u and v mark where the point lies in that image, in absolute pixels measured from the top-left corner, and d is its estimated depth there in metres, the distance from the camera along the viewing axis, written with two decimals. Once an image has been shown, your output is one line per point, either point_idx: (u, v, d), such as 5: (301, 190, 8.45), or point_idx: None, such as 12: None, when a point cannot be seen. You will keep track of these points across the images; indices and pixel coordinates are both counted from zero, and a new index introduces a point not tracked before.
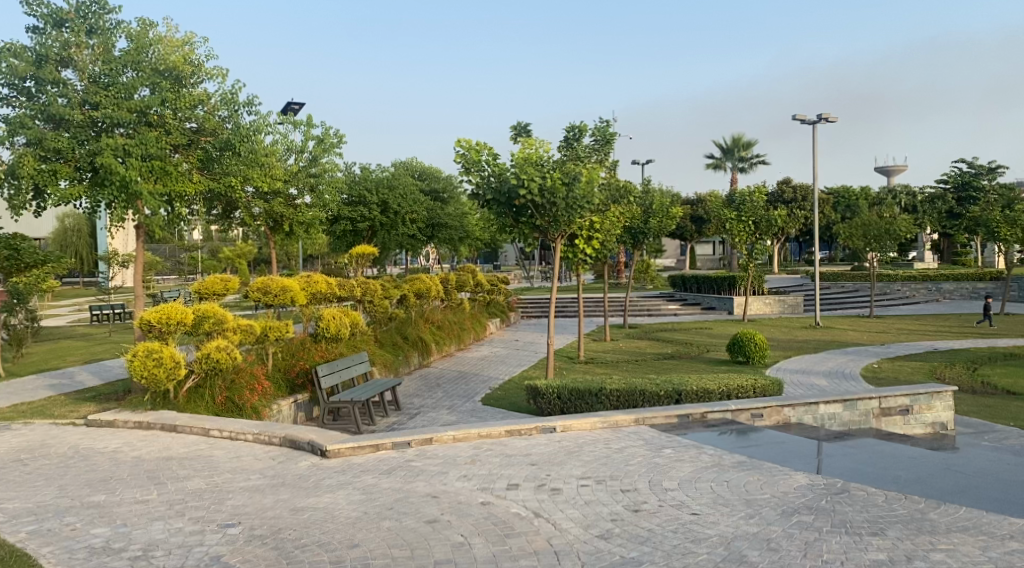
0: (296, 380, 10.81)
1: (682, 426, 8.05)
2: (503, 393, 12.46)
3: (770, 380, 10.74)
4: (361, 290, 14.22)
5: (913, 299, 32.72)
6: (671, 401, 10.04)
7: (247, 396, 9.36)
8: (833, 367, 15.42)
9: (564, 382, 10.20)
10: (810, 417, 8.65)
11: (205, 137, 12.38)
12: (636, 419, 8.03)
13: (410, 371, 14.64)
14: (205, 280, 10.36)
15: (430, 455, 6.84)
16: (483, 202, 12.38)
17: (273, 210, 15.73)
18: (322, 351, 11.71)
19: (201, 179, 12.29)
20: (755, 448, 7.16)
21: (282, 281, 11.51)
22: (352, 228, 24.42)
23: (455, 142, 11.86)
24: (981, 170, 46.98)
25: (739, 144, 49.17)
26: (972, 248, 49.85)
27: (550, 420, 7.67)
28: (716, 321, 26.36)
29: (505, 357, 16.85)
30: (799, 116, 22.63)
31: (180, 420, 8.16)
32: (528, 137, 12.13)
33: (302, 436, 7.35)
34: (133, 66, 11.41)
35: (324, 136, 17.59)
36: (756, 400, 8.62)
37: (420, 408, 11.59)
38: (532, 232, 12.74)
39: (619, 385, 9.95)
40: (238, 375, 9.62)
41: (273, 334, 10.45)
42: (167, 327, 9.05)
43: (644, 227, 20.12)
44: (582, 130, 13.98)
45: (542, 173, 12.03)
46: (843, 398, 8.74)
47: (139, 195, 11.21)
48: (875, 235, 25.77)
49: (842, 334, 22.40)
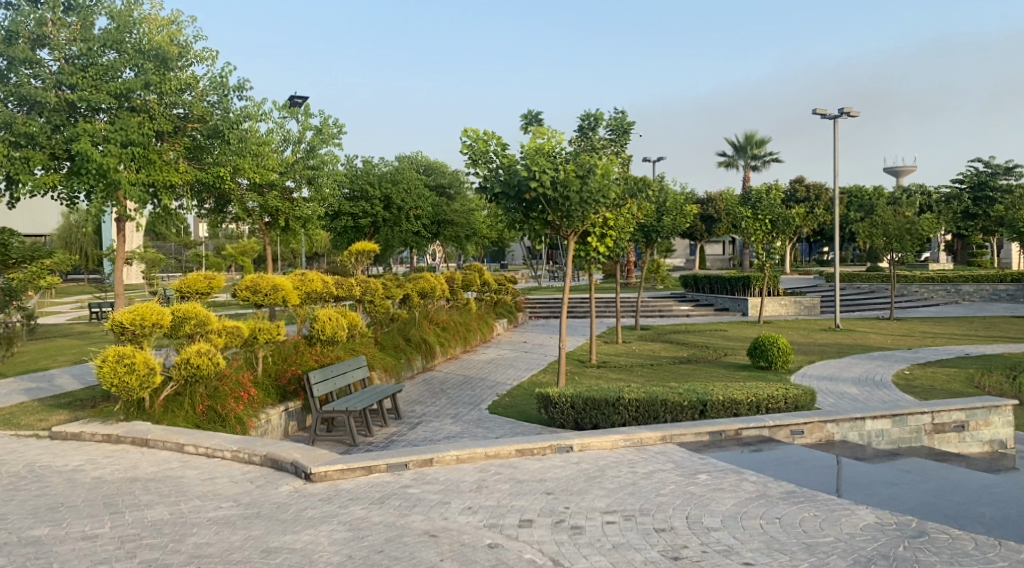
0: (288, 387, 9.96)
1: (714, 444, 7.17)
2: (512, 401, 11.61)
3: (802, 389, 9.84)
4: (360, 290, 13.35)
5: (932, 301, 31.72)
6: (695, 413, 9.17)
7: (231, 406, 8.55)
8: (861, 373, 14.53)
9: (578, 391, 9.46)
10: (856, 434, 7.76)
11: (192, 123, 11.61)
12: (663, 437, 7.14)
13: (411, 375, 13.77)
14: (186, 278, 9.50)
15: (430, 480, 5.97)
16: (492, 196, 11.50)
17: (268, 204, 14.89)
18: (317, 354, 10.83)
19: (189, 168, 11.52)
20: (803, 473, 6.30)
21: (272, 279, 10.62)
22: (353, 224, 23.56)
23: (462, 131, 10.99)
24: (997, 170, 45.90)
25: (751, 142, 48.20)
26: (988, 248, 48.79)
27: (566, 438, 6.79)
28: (732, 322, 25.43)
29: (514, 360, 15.99)
30: (819, 109, 21.68)
31: (153, 434, 7.32)
32: (540, 126, 11.23)
33: (285, 456, 6.49)
34: (115, 46, 10.66)
35: (321, 127, 16.73)
36: (795, 414, 7.76)
37: (422, 417, 10.74)
38: (543, 228, 11.81)
39: (638, 394, 9.16)
40: (222, 383, 8.80)
41: (262, 336, 9.61)
42: (142, 329, 8.18)
43: (657, 225, 19.23)
44: (598, 119, 13.15)
45: (554, 165, 11.12)
46: (892, 413, 7.85)
47: (119, 185, 10.38)
48: (896, 235, 24.68)
49: (864, 337, 21.48)
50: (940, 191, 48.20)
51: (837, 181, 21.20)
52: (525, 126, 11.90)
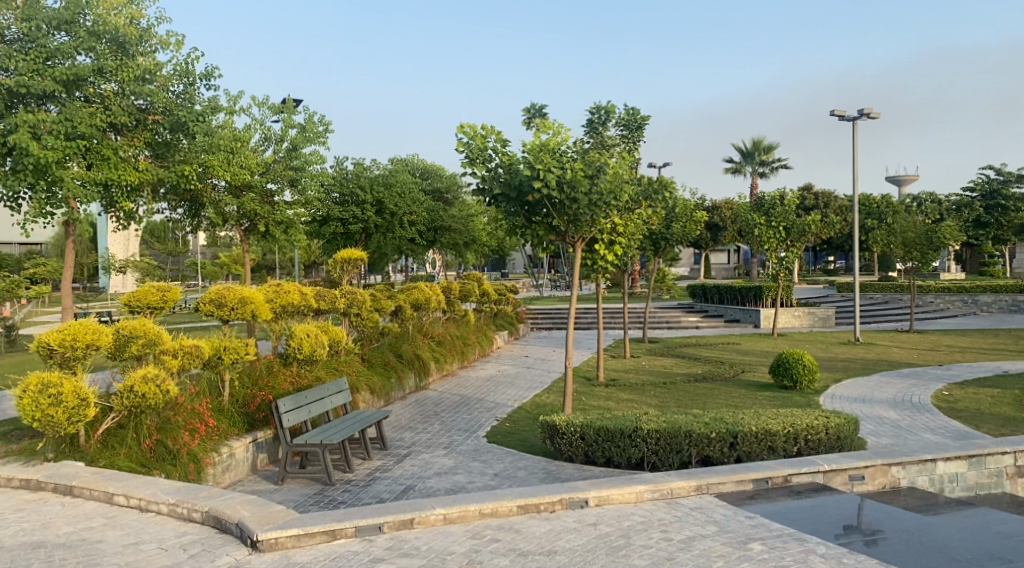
0: (256, 415, 8.69)
1: (759, 495, 5.93)
2: (514, 427, 10.36)
3: (846, 418, 8.56)
4: (347, 301, 12.07)
5: (950, 313, 30.41)
6: (724, 448, 7.95)
7: (184, 440, 7.28)
8: (896, 394, 13.23)
9: (589, 420, 8.36)
10: (926, 479, 6.49)
11: (154, 115, 10.84)
12: (699, 487, 5.88)
13: (403, 396, 12.50)
14: (135, 291, 8.25)
15: (407, 552, 4.74)
16: (490, 198, 10.22)
17: (246, 207, 13.72)
18: (293, 377, 9.51)
19: (150, 167, 10.72)
20: (884, 550, 5.10)
21: (241, 290, 9.32)
22: (344, 230, 22.25)
23: (457, 126, 9.69)
24: (1009, 177, 44.68)
25: (759, 148, 46.95)
26: (1000, 257, 47.58)
27: (580, 491, 5.54)
28: (745, 335, 24.10)
29: (516, 377, 14.71)
30: (839, 110, 20.44)
31: (78, 480, 6.04)
32: (545, 120, 9.99)
33: (230, 515, 5.23)
34: (66, 28, 9.96)
35: (305, 123, 15.49)
36: (853, 456, 6.50)
37: (411, 447, 9.45)
38: (547, 234, 10.55)
39: (658, 425, 7.99)
40: (174, 412, 7.52)
41: (228, 356, 8.32)
42: (74, 352, 6.93)
43: (666, 233, 18.03)
44: (609, 112, 11.90)
45: (561, 163, 9.84)
46: (968, 454, 6.58)
47: (63, 182, 9.62)
48: (918, 243, 23.17)
49: (887, 351, 20.18)
50: (951, 199, 47.00)
51: (859, 184, 19.88)
52: (527, 120, 10.61)
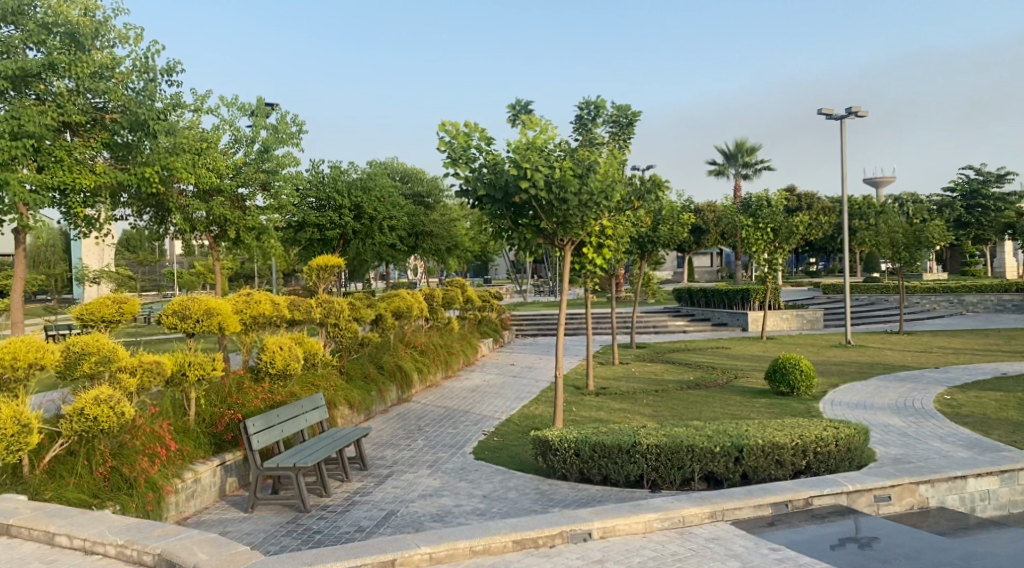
0: (224, 435, 8.05)
1: (778, 521, 5.44)
2: (503, 442, 9.76)
3: (856, 427, 8.01)
4: (323, 310, 11.43)
5: (936, 314, 30.07)
6: (728, 463, 7.40)
7: (141, 467, 6.61)
8: (896, 399, 12.73)
9: (583, 435, 7.80)
10: (956, 498, 5.99)
11: (111, 114, 10.91)
12: (713, 514, 5.38)
13: (385, 410, 11.87)
14: (88, 303, 7.58)
15: None
16: (474, 199, 9.60)
17: (216, 212, 13.15)
18: (266, 393, 8.85)
19: (106, 171, 10.67)
20: None
21: (206, 301, 8.66)
22: (320, 235, 21.49)
23: (439, 123, 9.07)
24: (988, 177, 44.63)
25: (742, 149, 46.68)
26: (981, 257, 47.51)
27: (582, 523, 5.05)
28: (733, 339, 23.63)
29: (501, 387, 14.11)
30: (826, 108, 20.02)
31: (14, 518, 5.34)
32: (530, 117, 9.40)
33: (185, 559, 4.66)
34: (13, 19, 10.26)
35: (277, 124, 14.85)
36: (877, 474, 6.00)
37: (394, 466, 8.85)
38: (535, 237, 9.96)
39: (658, 439, 7.44)
40: (132, 436, 6.85)
41: (193, 372, 7.66)
42: (14, 373, 6.26)
43: (652, 235, 17.52)
44: (599, 107, 11.33)
45: (549, 162, 9.25)
46: (1000, 470, 6.08)
47: (11, 184, 9.70)
48: (906, 244, 22.74)
49: (879, 353, 19.79)
50: (932, 199, 46.87)
51: (847, 183, 19.45)
52: (513, 118, 9.98)
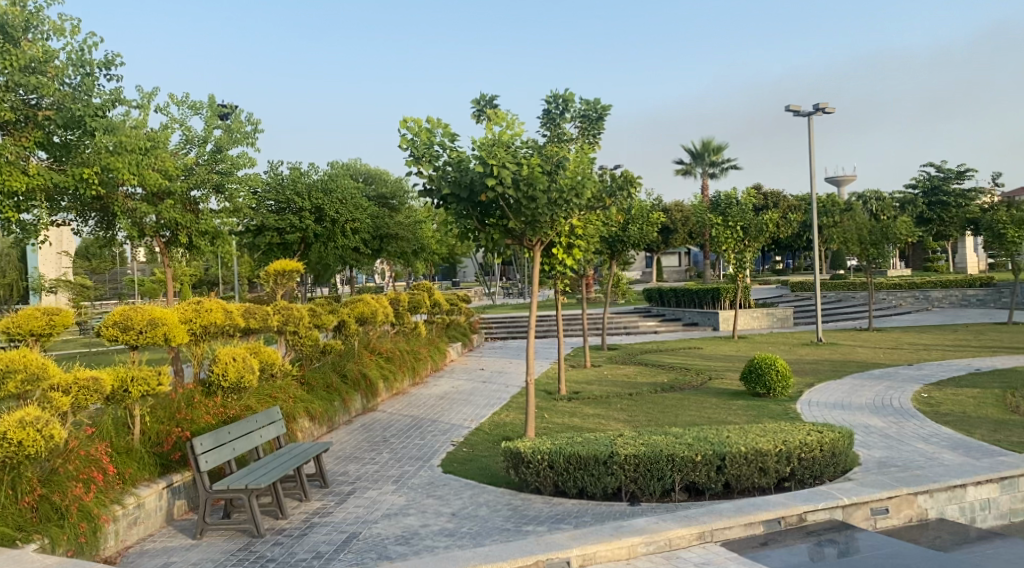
0: (172, 455, 7.44)
1: (772, 541, 5.03)
2: (472, 453, 9.25)
3: (841, 431, 7.64)
4: (281, 317, 10.83)
5: (903, 310, 30.13)
6: (710, 472, 7.00)
7: (73, 494, 6.03)
8: (874, 398, 12.46)
9: (556, 446, 7.33)
10: (956, 508, 5.64)
11: (46, 111, 10.45)
12: (701, 535, 4.97)
13: (347, 420, 11.31)
14: (15, 315, 6.95)
15: None
16: (438, 199, 9.09)
17: (165, 215, 12.53)
18: (218, 407, 8.25)
19: (41, 170, 10.18)
20: None
21: (150, 310, 8.04)
22: (280, 239, 20.83)
23: (400, 119, 8.56)
24: (949, 174, 45.08)
25: (708, 149, 46.65)
26: (943, 253, 48.01)
27: (561, 551, 4.62)
28: (705, 338, 23.35)
29: (471, 393, 13.62)
30: (793, 105, 19.83)
31: None
32: (496, 111, 8.91)
33: None
34: None
35: (231, 123, 14.20)
36: (873, 484, 5.63)
37: (357, 481, 8.32)
38: (503, 238, 9.48)
39: (636, 449, 7.01)
40: (63, 462, 6.27)
41: (137, 388, 7.05)
42: None
43: (622, 235, 17.15)
44: (567, 100, 10.87)
45: (516, 159, 8.78)
46: (1000, 476, 5.74)
47: None
48: (873, 240, 22.64)
49: (851, 351, 19.63)
50: (895, 196, 47.26)
51: (815, 180, 19.25)
52: (478, 113, 9.50)
